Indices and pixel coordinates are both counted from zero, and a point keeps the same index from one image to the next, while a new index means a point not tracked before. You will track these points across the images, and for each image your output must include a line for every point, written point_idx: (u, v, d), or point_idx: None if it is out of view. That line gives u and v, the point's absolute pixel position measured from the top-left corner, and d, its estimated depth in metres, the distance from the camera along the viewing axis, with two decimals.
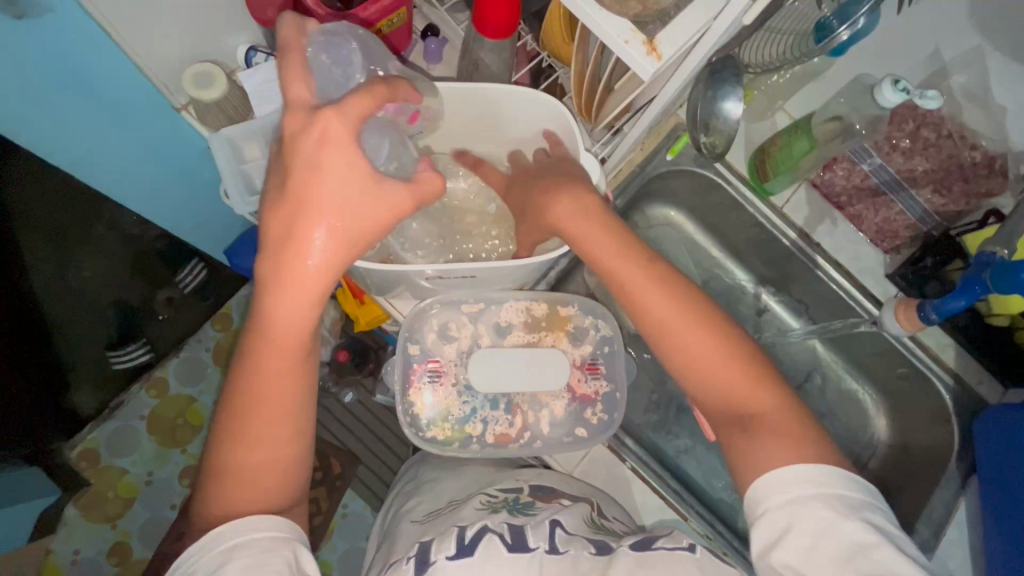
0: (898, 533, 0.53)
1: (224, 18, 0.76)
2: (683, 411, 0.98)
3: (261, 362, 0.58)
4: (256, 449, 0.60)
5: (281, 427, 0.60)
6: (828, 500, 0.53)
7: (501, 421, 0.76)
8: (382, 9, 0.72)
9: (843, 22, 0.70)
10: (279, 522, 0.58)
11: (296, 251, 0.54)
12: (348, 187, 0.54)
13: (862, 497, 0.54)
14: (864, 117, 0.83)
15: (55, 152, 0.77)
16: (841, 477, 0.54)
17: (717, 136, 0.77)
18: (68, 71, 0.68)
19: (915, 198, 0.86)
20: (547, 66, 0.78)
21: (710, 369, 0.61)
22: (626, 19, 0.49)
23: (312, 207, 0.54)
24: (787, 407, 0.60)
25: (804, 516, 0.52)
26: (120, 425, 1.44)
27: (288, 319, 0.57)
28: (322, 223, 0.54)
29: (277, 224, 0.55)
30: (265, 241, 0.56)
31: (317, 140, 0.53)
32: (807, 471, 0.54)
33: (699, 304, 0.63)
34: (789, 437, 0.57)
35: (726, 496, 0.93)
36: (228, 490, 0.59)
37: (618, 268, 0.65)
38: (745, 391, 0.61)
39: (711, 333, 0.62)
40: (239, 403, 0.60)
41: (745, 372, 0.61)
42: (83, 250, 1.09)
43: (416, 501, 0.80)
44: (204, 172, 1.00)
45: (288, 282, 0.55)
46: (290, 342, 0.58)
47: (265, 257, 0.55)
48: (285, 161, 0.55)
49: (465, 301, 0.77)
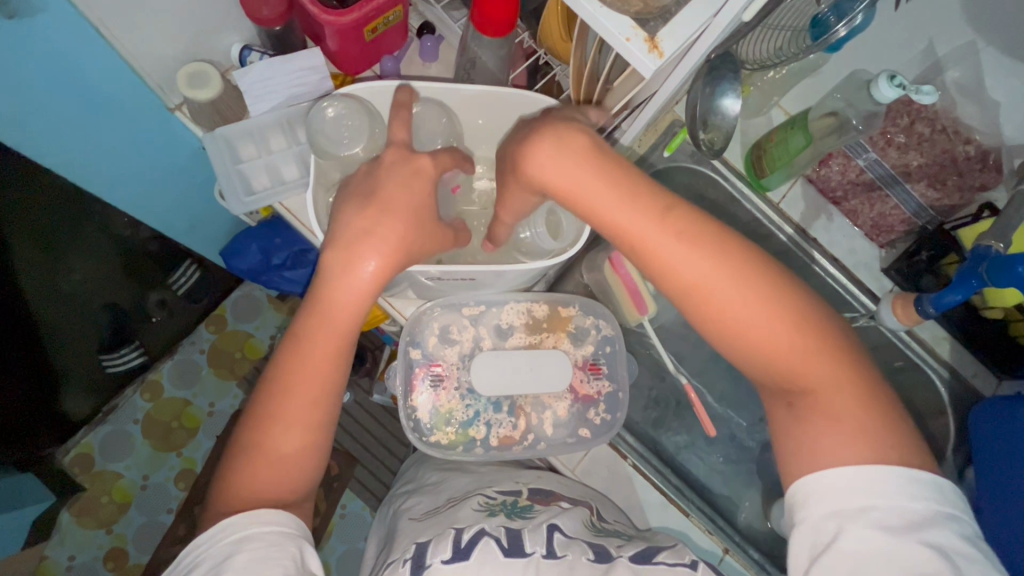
0: (949, 543, 0.52)
1: (218, 17, 0.75)
2: (682, 407, 0.98)
3: (308, 349, 0.59)
4: (285, 434, 0.59)
5: (310, 416, 0.60)
6: (877, 520, 0.53)
7: (504, 424, 0.75)
8: (378, 8, 0.71)
9: (840, 19, 0.71)
10: (285, 517, 0.57)
11: (365, 247, 0.57)
12: (419, 205, 0.60)
13: (925, 512, 0.53)
14: (860, 113, 0.83)
15: (48, 155, 0.76)
16: (905, 487, 0.54)
17: (715, 132, 0.78)
18: (61, 72, 0.67)
19: (910, 193, 0.86)
20: (542, 64, 0.78)
21: (765, 336, 0.59)
22: (627, 16, 0.48)
23: (387, 213, 0.58)
24: (847, 383, 0.58)
25: (855, 534, 0.53)
26: (113, 429, 1.43)
27: (342, 314, 0.59)
28: (394, 227, 0.58)
29: (350, 220, 0.58)
30: (334, 235, 0.58)
31: (407, 173, 0.61)
32: (868, 476, 0.54)
33: (746, 259, 0.59)
34: (825, 412, 0.58)
35: (725, 491, 0.94)
36: (254, 476, 0.59)
37: (634, 229, 0.59)
38: (801, 362, 0.59)
39: (766, 297, 0.59)
40: (275, 386, 0.60)
41: (805, 346, 0.59)
42: (73, 253, 1.06)
43: (419, 501, 0.79)
44: (198, 172, 0.99)
45: (348, 275, 0.57)
46: (341, 335, 0.60)
47: (333, 250, 0.58)
48: (370, 180, 0.61)
49: (466, 303, 0.76)
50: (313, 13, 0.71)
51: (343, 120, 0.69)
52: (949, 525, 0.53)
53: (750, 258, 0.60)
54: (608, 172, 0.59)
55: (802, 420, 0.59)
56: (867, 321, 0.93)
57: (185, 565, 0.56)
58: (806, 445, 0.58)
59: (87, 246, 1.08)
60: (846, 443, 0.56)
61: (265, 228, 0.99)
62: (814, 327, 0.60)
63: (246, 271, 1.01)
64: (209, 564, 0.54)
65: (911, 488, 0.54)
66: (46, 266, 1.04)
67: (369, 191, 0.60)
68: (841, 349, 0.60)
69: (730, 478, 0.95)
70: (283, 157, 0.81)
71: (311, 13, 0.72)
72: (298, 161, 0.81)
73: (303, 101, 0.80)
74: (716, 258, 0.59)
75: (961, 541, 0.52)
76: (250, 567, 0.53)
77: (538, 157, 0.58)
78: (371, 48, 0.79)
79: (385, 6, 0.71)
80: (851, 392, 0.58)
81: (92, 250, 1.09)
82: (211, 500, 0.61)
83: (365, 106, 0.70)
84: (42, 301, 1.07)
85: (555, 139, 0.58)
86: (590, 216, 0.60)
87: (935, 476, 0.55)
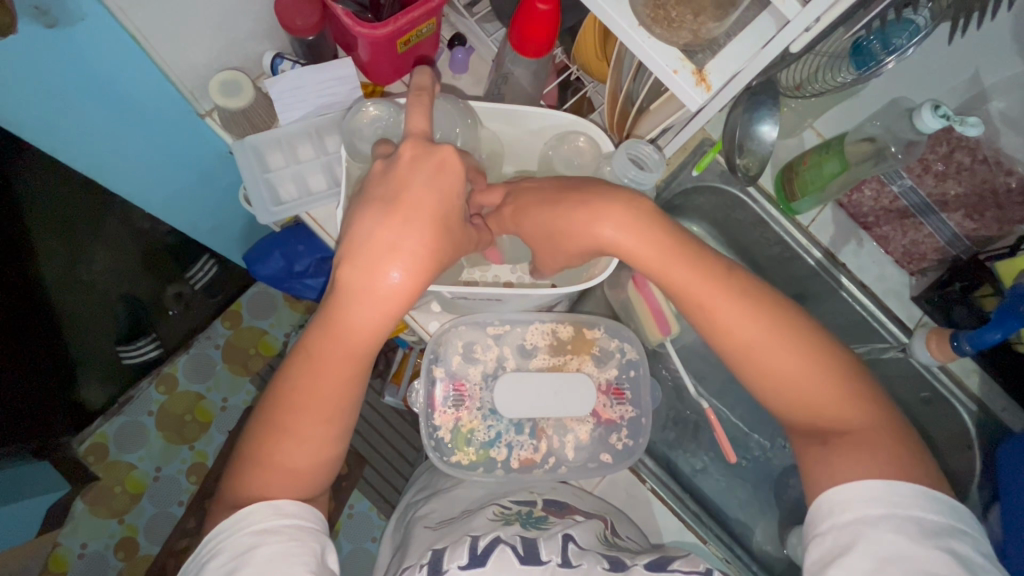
0: (969, 556, 0.52)
1: (251, 25, 0.75)
2: (701, 429, 0.96)
3: (325, 362, 0.57)
4: (302, 442, 0.58)
5: (324, 426, 0.58)
6: (901, 528, 0.52)
7: (526, 446, 0.75)
8: (413, 21, 0.71)
9: (888, 52, 0.70)
10: (304, 509, 0.57)
11: (388, 258, 0.53)
12: (440, 211, 0.55)
13: (940, 522, 0.53)
14: (900, 141, 0.79)
15: (79, 158, 0.77)
16: (918, 499, 0.53)
17: (752, 158, 0.79)
18: (98, 79, 0.67)
19: (945, 221, 0.86)
20: (574, 79, 0.78)
21: (773, 361, 0.61)
22: (675, 48, 0.47)
23: (410, 224, 0.54)
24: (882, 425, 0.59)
25: (876, 542, 0.52)
26: (129, 420, 1.44)
27: (362, 329, 0.55)
28: (416, 235, 0.54)
29: (367, 230, 0.54)
30: (353, 247, 0.54)
31: (430, 171, 0.55)
32: (889, 488, 0.54)
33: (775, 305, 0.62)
34: (862, 439, 0.58)
35: (741, 515, 0.92)
36: (261, 480, 0.58)
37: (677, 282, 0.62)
38: (812, 389, 0.60)
39: (778, 329, 0.61)
40: (287, 398, 0.58)
41: (812, 365, 0.61)
42: (94, 244, 1.13)
43: (435, 506, 0.77)
44: (223, 176, 0.98)
45: (367, 291, 0.54)
46: (359, 350, 0.56)
47: (352, 265, 0.53)
48: (390, 179, 0.56)
49: (491, 322, 0.75)
50: (347, 26, 0.70)
51: (380, 124, 0.70)
52: (959, 536, 0.53)
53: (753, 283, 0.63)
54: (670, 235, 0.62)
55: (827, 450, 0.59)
56: (897, 352, 0.92)
57: (202, 554, 0.56)
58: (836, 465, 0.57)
59: (109, 239, 1.14)
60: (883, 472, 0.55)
61: (288, 235, 0.99)
62: (813, 343, 0.61)
63: (268, 276, 1.01)
64: (229, 555, 0.54)
65: (927, 500, 0.54)
66: (68, 255, 1.11)
67: (390, 195, 0.55)
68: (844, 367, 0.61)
69: (745, 501, 0.94)
70: (310, 167, 0.80)
71: (345, 24, 0.71)
72: (325, 172, 0.81)
73: (332, 111, 0.80)
74: (743, 301, 0.61)
75: (975, 554, 0.52)
76: (273, 561, 0.53)
77: (604, 232, 0.61)
78: (402, 59, 0.78)
79: (420, 19, 0.71)
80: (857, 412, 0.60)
81: (113, 243, 1.15)
82: (222, 492, 0.60)
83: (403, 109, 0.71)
84: (61, 287, 1.12)
85: (601, 214, 0.61)
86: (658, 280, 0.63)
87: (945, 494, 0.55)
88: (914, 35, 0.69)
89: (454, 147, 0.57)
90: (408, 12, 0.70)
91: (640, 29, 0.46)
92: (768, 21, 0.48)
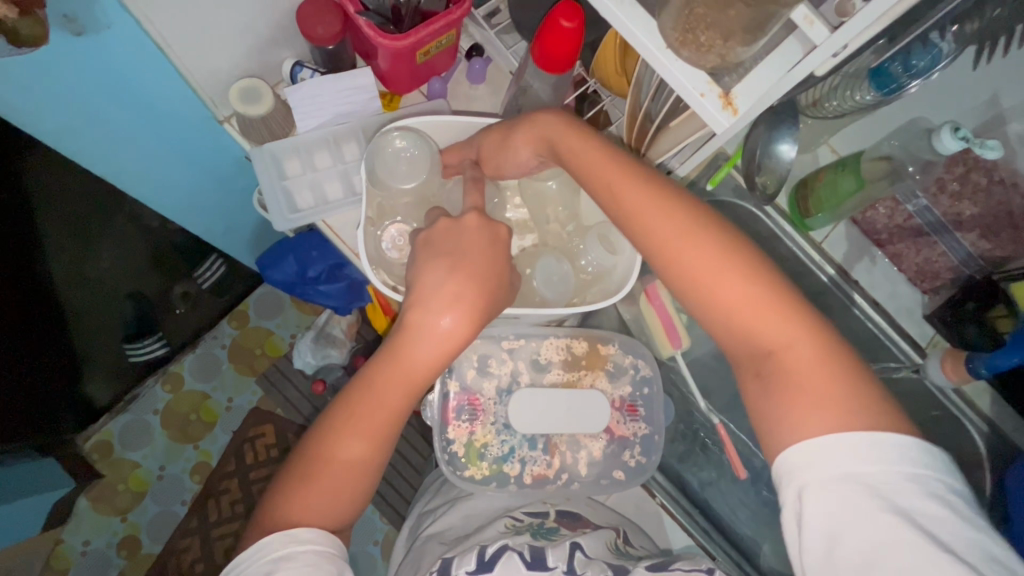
0: (926, 507, 0.46)
1: (272, 33, 0.75)
2: (709, 443, 0.95)
3: (382, 395, 0.59)
4: (338, 468, 0.58)
5: (368, 457, 0.59)
6: (843, 495, 0.47)
7: (539, 462, 0.75)
8: (433, 33, 0.71)
9: (913, 77, 0.71)
10: (323, 535, 0.56)
11: (447, 305, 0.57)
12: (495, 265, 0.60)
13: (890, 475, 0.47)
14: (917, 160, 0.81)
15: (99, 162, 0.78)
16: (853, 452, 0.48)
17: (769, 176, 0.79)
18: (119, 86, 0.68)
19: (960, 242, 0.85)
20: (591, 92, 0.77)
21: (718, 287, 0.55)
22: (703, 71, 0.47)
23: (472, 279, 0.58)
24: (837, 381, 0.51)
25: (820, 515, 0.47)
26: (134, 418, 1.45)
27: (424, 370, 0.59)
28: (472, 288, 0.58)
29: (437, 278, 0.58)
30: (419, 294, 0.58)
31: (489, 237, 0.60)
32: (833, 448, 0.48)
33: (724, 234, 0.56)
34: (822, 393, 0.50)
35: (748, 530, 0.92)
36: (305, 508, 0.57)
37: (604, 179, 0.59)
38: (762, 327, 0.54)
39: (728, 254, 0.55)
40: (335, 432, 0.59)
41: (759, 301, 0.54)
42: (104, 242, 1.09)
43: (449, 522, 0.74)
44: (238, 181, 0.99)
45: (428, 332, 0.57)
46: (414, 390, 0.59)
47: (421, 309, 0.58)
48: (450, 236, 0.60)
49: (505, 336, 0.75)
50: (369, 38, 0.71)
51: (406, 153, 0.69)
52: (910, 486, 0.47)
53: (678, 188, 0.59)
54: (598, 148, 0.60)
55: (767, 393, 0.53)
56: (910, 372, 0.92)
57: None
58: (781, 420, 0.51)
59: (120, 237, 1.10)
60: (826, 422, 0.49)
61: (300, 241, 0.99)
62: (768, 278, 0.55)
63: (281, 282, 1.02)
64: None
65: (872, 453, 0.47)
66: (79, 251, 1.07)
67: (455, 252, 0.59)
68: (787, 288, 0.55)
69: (754, 516, 0.92)
70: (328, 175, 0.81)
71: (367, 35, 0.71)
72: (342, 180, 0.81)
73: (353, 119, 0.81)
74: (684, 218, 0.57)
75: (932, 504, 0.46)
76: None
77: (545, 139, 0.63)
78: (421, 69, 0.79)
79: (441, 31, 0.71)
80: (811, 342, 0.53)
81: (124, 241, 1.11)
82: (256, 516, 0.59)
83: (426, 138, 0.71)
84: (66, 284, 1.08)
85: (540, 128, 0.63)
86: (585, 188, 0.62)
87: (891, 431, 0.48)
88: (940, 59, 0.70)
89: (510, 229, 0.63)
90: (429, 24, 0.70)
91: (668, 51, 0.47)
92: (795, 45, 0.47)
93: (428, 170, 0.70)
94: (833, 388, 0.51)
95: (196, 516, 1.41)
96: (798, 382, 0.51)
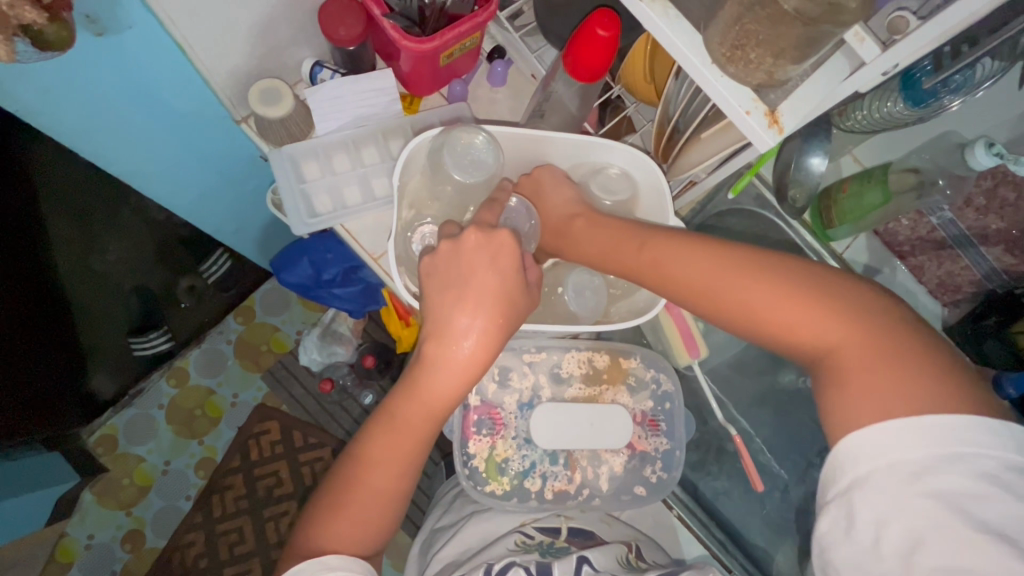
0: (970, 487, 0.44)
1: (293, 33, 0.74)
2: (724, 454, 0.93)
3: (404, 428, 0.58)
4: (363, 497, 0.58)
5: (395, 482, 0.58)
6: (882, 484, 0.46)
7: (560, 477, 0.75)
8: (458, 35, 0.69)
9: (955, 95, 0.68)
10: (354, 562, 0.56)
11: (454, 335, 0.55)
12: (505, 286, 0.57)
13: (931, 458, 0.45)
14: (948, 175, 0.79)
15: (115, 163, 0.76)
16: (900, 440, 0.46)
17: (799, 189, 0.80)
18: (138, 85, 0.66)
19: (983, 255, 0.84)
20: (615, 97, 0.76)
21: (757, 313, 0.55)
22: (749, 87, 0.46)
23: (484, 304, 0.56)
24: (909, 378, 0.48)
25: (865, 505, 0.47)
26: (139, 412, 1.44)
27: (438, 396, 0.57)
28: (479, 313, 0.56)
29: (447, 310, 0.56)
30: (437, 326, 0.56)
31: (490, 252, 0.57)
32: (878, 439, 0.47)
33: (748, 257, 0.57)
34: (881, 389, 0.48)
35: (763, 541, 0.90)
36: (334, 535, 0.57)
37: (622, 247, 0.64)
38: (812, 335, 0.53)
39: (759, 278, 0.55)
40: (360, 464, 0.58)
41: (802, 311, 0.53)
42: (108, 231, 1.08)
43: (465, 541, 0.73)
44: (253, 181, 0.97)
45: (440, 360, 0.56)
46: (430, 417, 0.57)
47: (434, 340, 0.56)
48: (449, 255, 0.58)
49: (528, 348, 0.75)
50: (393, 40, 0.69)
51: (472, 155, 0.67)
52: (957, 465, 0.45)
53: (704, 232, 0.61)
54: (619, 220, 0.66)
55: (817, 390, 0.53)
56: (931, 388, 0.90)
57: None
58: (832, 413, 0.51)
59: (123, 227, 1.09)
60: (873, 411, 0.48)
61: (314, 243, 0.97)
62: (803, 287, 0.54)
63: (295, 284, 1.01)
64: None
65: (913, 438, 0.46)
66: (83, 242, 1.05)
67: (460, 277, 0.57)
68: (811, 276, 0.55)
69: (767, 527, 0.91)
70: (346, 179, 0.79)
71: (390, 37, 0.70)
72: (361, 183, 0.80)
73: (371, 123, 0.80)
74: (706, 256, 0.58)
75: (975, 483, 0.44)
76: None
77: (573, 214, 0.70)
78: (442, 71, 0.77)
79: (465, 33, 0.69)
80: (861, 338, 0.51)
81: (127, 231, 1.10)
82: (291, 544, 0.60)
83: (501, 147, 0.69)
84: (75, 275, 1.05)
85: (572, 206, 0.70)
86: (608, 264, 0.65)
87: (948, 415, 0.46)
88: (989, 74, 0.67)
89: (512, 232, 0.59)
90: (453, 26, 0.68)
91: (713, 67, 0.46)
92: (842, 61, 0.46)
93: (488, 176, 0.68)
94: (875, 373, 0.49)
95: (201, 510, 1.41)
96: (852, 378, 0.50)
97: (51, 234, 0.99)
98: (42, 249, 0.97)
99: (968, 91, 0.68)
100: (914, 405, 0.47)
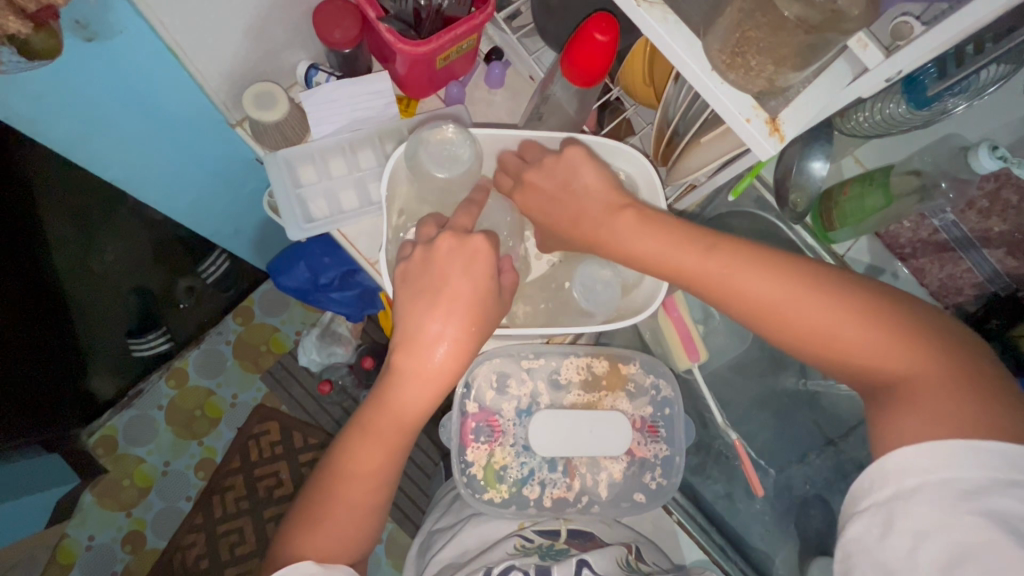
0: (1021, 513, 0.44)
1: (288, 35, 0.73)
2: (724, 457, 0.93)
3: (377, 438, 0.57)
4: (337, 508, 0.57)
5: (371, 493, 0.58)
6: (930, 499, 0.46)
7: (559, 484, 0.75)
8: (455, 37, 0.68)
9: (959, 97, 0.67)
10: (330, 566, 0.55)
11: (425, 344, 0.55)
12: (476, 294, 0.56)
13: (986, 480, 0.45)
14: (951, 177, 0.77)
15: (110, 167, 0.75)
16: (955, 459, 0.46)
17: (801, 193, 0.80)
18: (130, 89, 0.65)
19: (985, 258, 0.83)
20: (614, 99, 0.75)
21: (826, 331, 0.53)
22: (749, 95, 0.46)
23: (456, 312, 0.55)
24: (985, 407, 0.47)
25: (908, 515, 0.47)
26: (138, 414, 1.43)
27: (411, 406, 0.56)
28: (451, 323, 0.55)
29: (416, 318, 0.56)
30: (405, 336, 0.56)
31: (464, 257, 0.56)
32: (937, 455, 0.46)
33: (812, 273, 0.55)
34: (955, 415, 0.47)
35: (763, 545, 0.90)
36: (310, 547, 0.56)
37: (680, 254, 0.59)
38: (883, 358, 0.52)
39: (828, 296, 0.54)
40: (337, 475, 0.58)
41: (872, 333, 0.52)
42: (105, 233, 1.08)
43: (464, 544, 0.73)
44: (250, 183, 0.96)
45: (412, 370, 0.56)
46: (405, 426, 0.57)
47: (404, 350, 0.56)
48: (422, 262, 0.57)
49: (526, 355, 0.74)
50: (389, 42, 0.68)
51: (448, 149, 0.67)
52: (1011, 490, 0.45)
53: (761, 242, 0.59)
54: (671, 220, 0.61)
55: (880, 408, 0.52)
56: None
57: None
58: (885, 427, 0.51)
59: (119, 227, 1.09)
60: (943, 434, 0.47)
61: (311, 246, 0.97)
62: (874, 309, 0.53)
63: (293, 287, 1.01)
64: None
65: (972, 459, 0.45)
66: (80, 244, 1.06)
67: (434, 286, 0.56)
68: (877, 297, 0.54)
69: (766, 530, 0.91)
70: (342, 183, 0.78)
71: (386, 40, 0.69)
72: (357, 188, 0.79)
73: (367, 126, 0.78)
74: (771, 270, 0.56)
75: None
76: None
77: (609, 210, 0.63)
78: (439, 74, 0.76)
79: (462, 35, 0.69)
80: (936, 364, 0.50)
81: (123, 231, 1.10)
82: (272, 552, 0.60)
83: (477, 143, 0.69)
84: (71, 278, 1.06)
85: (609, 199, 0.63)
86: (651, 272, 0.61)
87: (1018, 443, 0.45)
88: (995, 77, 0.66)
89: (486, 235, 0.57)
90: (450, 29, 0.67)
91: (712, 74, 0.46)
92: (843, 68, 0.45)
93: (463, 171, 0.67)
94: (948, 397, 0.48)
95: (201, 512, 1.40)
96: (921, 401, 0.49)
97: (49, 236, 1.01)
98: (42, 250, 0.99)
99: (972, 95, 0.67)
100: (991, 431, 0.46)
